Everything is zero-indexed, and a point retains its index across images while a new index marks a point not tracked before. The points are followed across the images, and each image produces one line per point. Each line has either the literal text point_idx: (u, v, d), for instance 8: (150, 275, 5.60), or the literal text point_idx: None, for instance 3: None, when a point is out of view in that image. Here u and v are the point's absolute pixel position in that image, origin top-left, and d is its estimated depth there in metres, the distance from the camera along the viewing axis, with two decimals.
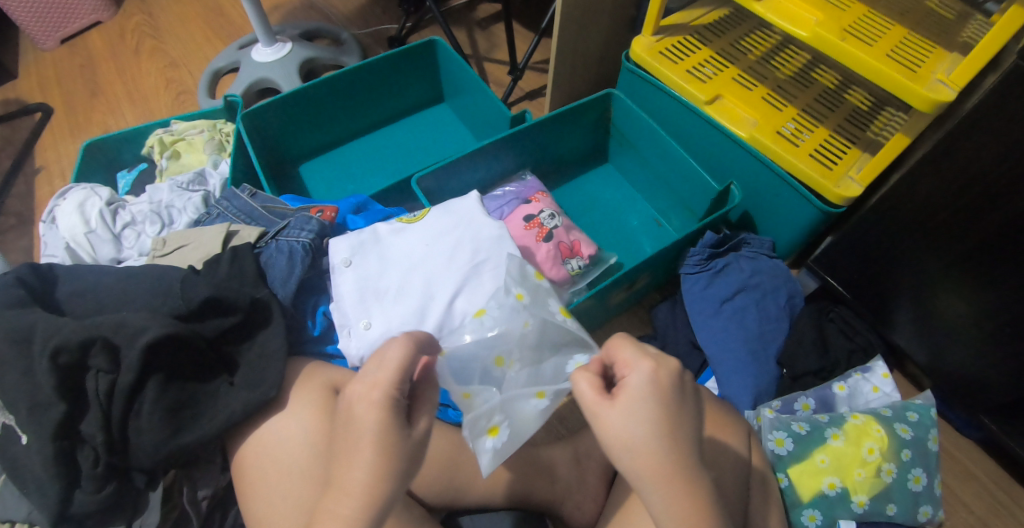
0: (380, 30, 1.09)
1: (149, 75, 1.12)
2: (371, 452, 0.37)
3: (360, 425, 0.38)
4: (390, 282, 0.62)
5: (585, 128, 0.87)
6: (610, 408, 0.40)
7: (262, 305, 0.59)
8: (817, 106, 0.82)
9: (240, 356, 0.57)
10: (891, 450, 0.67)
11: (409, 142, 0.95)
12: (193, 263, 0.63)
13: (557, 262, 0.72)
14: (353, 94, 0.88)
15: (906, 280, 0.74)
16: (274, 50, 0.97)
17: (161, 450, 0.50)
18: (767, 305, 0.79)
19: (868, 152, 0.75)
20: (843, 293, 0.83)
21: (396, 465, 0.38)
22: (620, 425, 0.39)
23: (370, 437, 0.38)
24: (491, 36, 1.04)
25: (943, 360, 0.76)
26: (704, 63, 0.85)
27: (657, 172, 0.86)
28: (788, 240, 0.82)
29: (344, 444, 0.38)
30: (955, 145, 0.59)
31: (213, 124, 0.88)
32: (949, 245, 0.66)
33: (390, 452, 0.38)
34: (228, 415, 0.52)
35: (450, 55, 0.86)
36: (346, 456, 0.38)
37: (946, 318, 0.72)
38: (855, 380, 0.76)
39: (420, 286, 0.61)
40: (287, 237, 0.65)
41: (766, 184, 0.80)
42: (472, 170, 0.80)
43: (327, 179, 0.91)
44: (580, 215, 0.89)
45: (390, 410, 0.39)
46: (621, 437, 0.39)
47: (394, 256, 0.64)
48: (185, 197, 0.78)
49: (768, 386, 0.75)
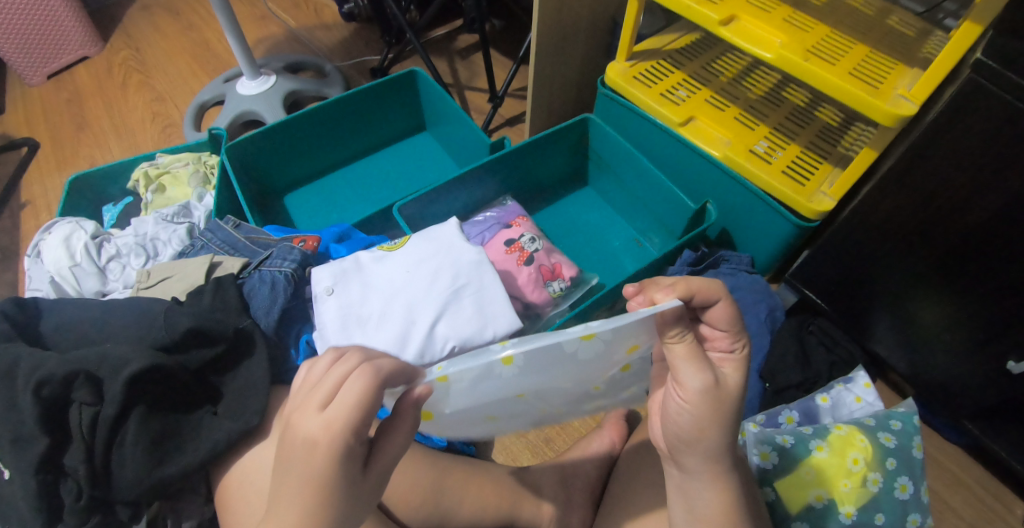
0: (363, 62, 1.11)
1: (136, 109, 1.13)
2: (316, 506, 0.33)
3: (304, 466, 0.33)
4: (371, 309, 0.63)
5: (564, 152, 0.89)
6: (708, 398, 0.43)
7: (244, 335, 0.60)
8: (787, 124, 0.84)
9: (223, 386, 0.58)
10: (876, 460, 0.68)
11: (393, 170, 0.96)
12: (176, 294, 0.64)
13: (539, 285, 0.73)
14: (336, 125, 0.90)
15: (882, 289, 0.75)
16: (258, 83, 0.99)
17: (141, 483, 0.50)
18: (748, 320, 0.80)
19: (838, 167, 0.77)
20: (821, 305, 0.85)
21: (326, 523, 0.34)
22: (710, 414, 0.43)
23: (313, 484, 0.33)
24: (472, 65, 1.07)
25: (923, 368, 0.78)
26: (677, 86, 0.88)
27: (635, 193, 0.88)
28: (766, 255, 0.84)
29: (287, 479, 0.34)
30: (918, 157, 0.61)
31: (198, 157, 0.89)
32: (922, 253, 0.68)
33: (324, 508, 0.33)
34: (212, 444, 0.53)
35: (430, 85, 0.89)
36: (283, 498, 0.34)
37: (923, 325, 0.73)
38: (837, 392, 0.77)
39: (400, 311, 0.62)
40: (269, 267, 0.66)
41: (742, 202, 0.82)
42: (453, 196, 0.81)
43: (312, 208, 0.92)
44: (561, 237, 0.91)
45: (334, 459, 0.33)
46: (705, 425, 0.43)
47: (375, 283, 0.65)
48: (170, 229, 0.79)
49: (753, 401, 0.76)
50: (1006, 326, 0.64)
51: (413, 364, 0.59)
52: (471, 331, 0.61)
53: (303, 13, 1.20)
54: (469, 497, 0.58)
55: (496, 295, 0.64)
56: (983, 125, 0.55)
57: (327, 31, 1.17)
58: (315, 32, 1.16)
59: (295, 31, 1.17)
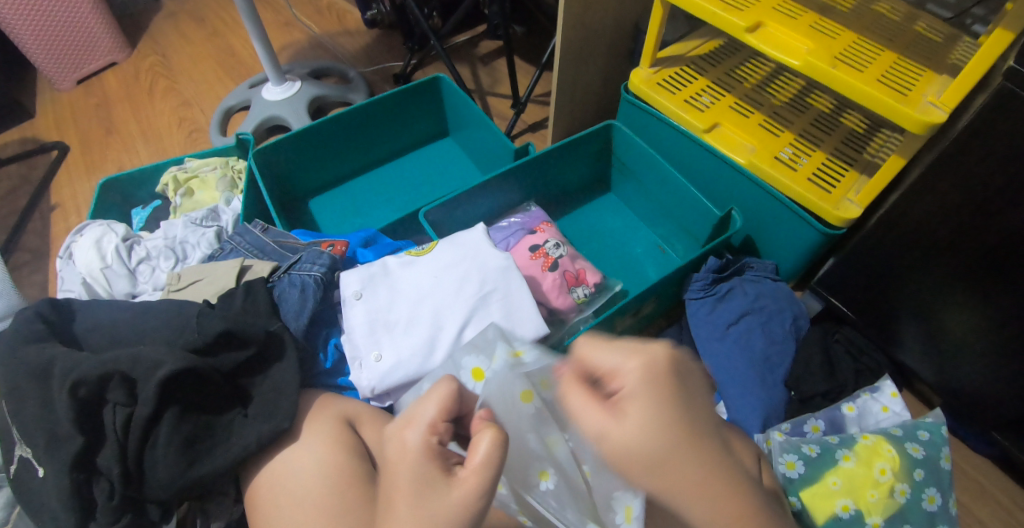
0: (385, 68, 1.12)
1: (163, 114, 1.15)
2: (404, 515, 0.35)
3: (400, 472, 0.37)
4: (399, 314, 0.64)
5: (588, 159, 0.89)
6: None
7: (275, 338, 0.60)
8: (812, 130, 0.84)
9: (253, 388, 0.59)
10: (903, 470, 0.67)
11: (416, 175, 0.97)
12: (207, 297, 0.65)
13: (563, 291, 0.73)
14: (361, 131, 0.91)
15: (909, 298, 0.75)
16: (284, 88, 1.01)
17: (176, 483, 0.51)
18: (773, 328, 0.78)
19: (865, 174, 0.77)
20: (846, 313, 0.84)
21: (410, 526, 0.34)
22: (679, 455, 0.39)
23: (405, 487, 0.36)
24: (494, 71, 1.07)
25: (952, 378, 0.76)
26: (701, 92, 0.88)
27: (657, 200, 0.87)
28: (791, 262, 0.83)
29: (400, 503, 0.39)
30: (945, 166, 0.61)
31: (225, 161, 0.90)
32: (951, 262, 0.67)
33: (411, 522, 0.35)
34: (242, 446, 0.53)
35: (455, 91, 0.89)
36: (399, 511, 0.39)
37: (951, 333, 0.72)
38: (863, 401, 0.76)
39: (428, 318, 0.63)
40: (299, 270, 0.66)
41: (767, 209, 0.81)
42: (478, 201, 0.81)
43: (337, 212, 0.93)
44: (585, 243, 0.90)
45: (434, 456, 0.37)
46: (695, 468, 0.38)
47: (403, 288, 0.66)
48: (198, 232, 0.80)
49: (777, 408, 0.75)
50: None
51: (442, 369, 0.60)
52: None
53: (327, 20, 1.22)
54: None
55: (523, 301, 0.64)
56: (1014, 132, 0.54)
57: (350, 37, 1.18)
58: (338, 38, 1.18)
59: (318, 37, 1.18)
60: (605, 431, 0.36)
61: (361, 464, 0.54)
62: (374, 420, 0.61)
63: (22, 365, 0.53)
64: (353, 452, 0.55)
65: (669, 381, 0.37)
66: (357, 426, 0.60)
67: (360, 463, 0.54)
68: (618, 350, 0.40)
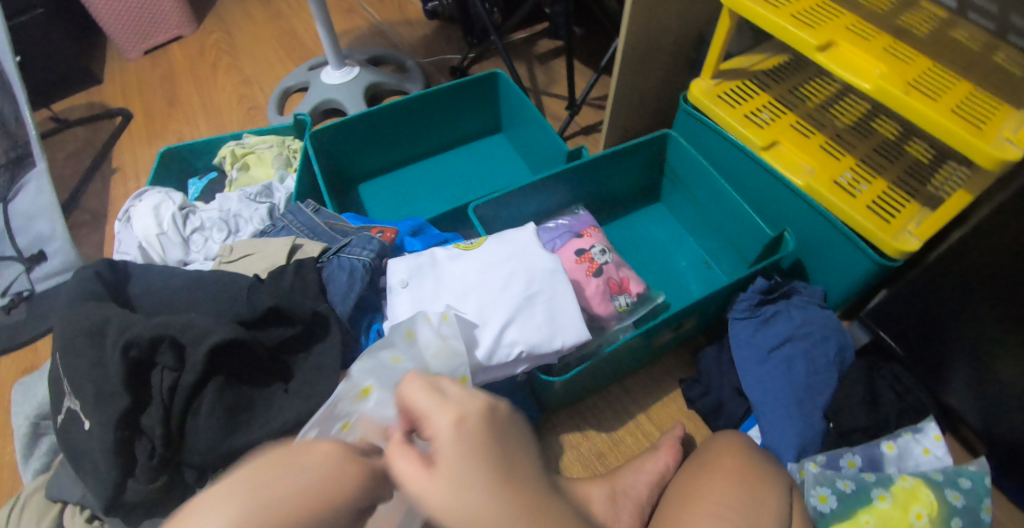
0: (442, 60, 1.12)
1: (224, 89, 1.18)
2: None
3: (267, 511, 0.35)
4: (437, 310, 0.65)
5: (640, 167, 0.87)
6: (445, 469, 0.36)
7: (320, 318, 0.61)
8: (874, 157, 0.82)
9: (295, 365, 0.60)
10: (941, 518, 0.64)
11: (465, 169, 0.97)
12: (258, 272, 0.67)
13: (606, 298, 0.72)
14: (415, 121, 0.92)
15: (964, 338, 0.72)
16: (343, 73, 1.02)
17: (215, 448, 0.52)
18: (818, 356, 0.75)
19: (927, 207, 0.75)
20: (895, 348, 0.81)
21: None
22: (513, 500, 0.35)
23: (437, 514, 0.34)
24: (550, 71, 1.07)
25: (1001, 428, 0.73)
26: (761, 108, 0.86)
27: (707, 214, 0.85)
28: (841, 291, 0.81)
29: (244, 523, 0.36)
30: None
31: (282, 140, 0.91)
32: (1015, 304, 0.64)
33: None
34: (280, 420, 0.55)
35: (512, 88, 0.89)
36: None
37: (1004, 381, 0.69)
38: (904, 441, 0.73)
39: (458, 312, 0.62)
40: (349, 254, 0.67)
41: (820, 234, 0.79)
42: (526, 201, 0.81)
43: (385, 199, 0.94)
44: (629, 251, 0.89)
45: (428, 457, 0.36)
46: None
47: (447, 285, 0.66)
48: (252, 207, 0.82)
49: (814, 439, 0.72)
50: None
51: (480, 364, 0.60)
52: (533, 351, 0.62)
53: (388, 8, 1.23)
54: None
55: (568, 305, 0.64)
56: None
57: (410, 27, 1.19)
58: (398, 27, 1.19)
59: (379, 25, 1.20)
60: (420, 491, 0.35)
61: None
62: None
63: (80, 321, 0.56)
64: None
65: (486, 432, 0.37)
66: None
67: None
68: (446, 396, 0.39)
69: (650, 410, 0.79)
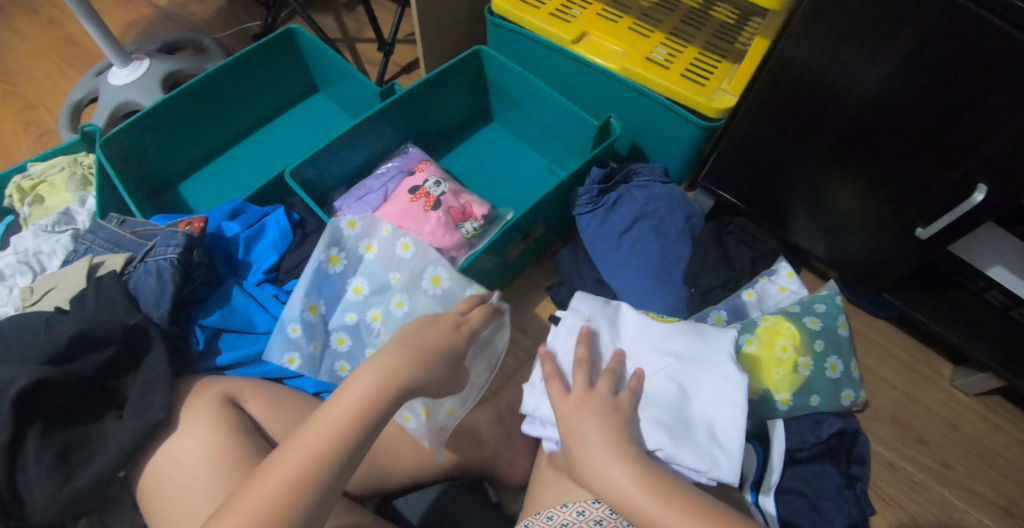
0: (244, 30, 1.05)
1: (5, 121, 1.03)
2: (302, 497, 0.39)
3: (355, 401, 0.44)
4: (332, 293, 0.66)
5: (462, 92, 0.85)
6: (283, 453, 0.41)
7: (137, 331, 0.55)
8: (682, 27, 0.83)
9: (127, 388, 0.54)
10: (803, 345, 0.73)
11: (292, 137, 0.93)
12: (60, 304, 0.57)
13: (450, 227, 0.73)
14: (218, 100, 0.85)
15: (796, 178, 0.74)
16: (131, 69, 0.91)
17: (54, 505, 0.45)
18: (666, 229, 0.78)
19: (736, 63, 0.77)
20: (736, 204, 0.84)
21: (355, 439, 0.43)
22: (321, 440, 0.42)
23: (372, 376, 0.46)
24: (359, 17, 1.01)
25: (842, 251, 0.79)
26: (567, 4, 0.83)
27: (539, 121, 0.85)
28: (677, 163, 0.83)
29: (314, 421, 0.43)
30: (808, 27, 0.57)
31: (72, 159, 0.81)
32: (821, 136, 0.66)
33: (326, 457, 0.41)
34: (118, 447, 0.49)
35: (311, 41, 0.84)
36: (266, 476, 0.40)
37: (837, 207, 0.73)
38: (762, 285, 0.80)
39: (373, 296, 0.66)
40: (154, 256, 0.61)
41: (645, 112, 0.80)
42: (352, 151, 0.78)
43: (212, 191, 0.88)
44: (471, 178, 0.88)
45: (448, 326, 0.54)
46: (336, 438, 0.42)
47: (346, 264, 0.66)
48: (52, 239, 0.71)
49: (680, 305, 0.75)
50: (916, 211, 0.66)
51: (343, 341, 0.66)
52: (706, 439, 0.56)
53: None
54: (406, 451, 0.62)
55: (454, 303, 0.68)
56: None
57: (200, 3, 1.08)
58: (188, 6, 1.08)
59: (166, 8, 1.08)
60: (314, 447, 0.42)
61: (248, 440, 0.53)
62: (259, 393, 0.59)
63: None
64: (238, 429, 0.53)
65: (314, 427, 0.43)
66: (242, 403, 0.58)
67: (246, 439, 0.53)
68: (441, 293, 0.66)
69: (528, 325, 0.82)
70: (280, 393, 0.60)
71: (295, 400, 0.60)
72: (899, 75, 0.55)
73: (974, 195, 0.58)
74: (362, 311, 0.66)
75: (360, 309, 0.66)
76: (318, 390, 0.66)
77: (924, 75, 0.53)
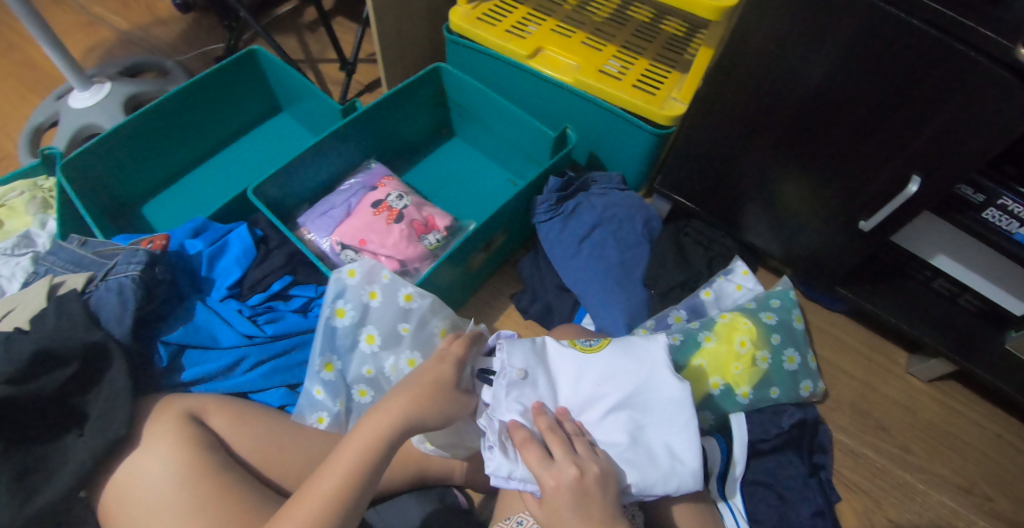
0: (208, 52, 1.06)
1: None
2: None
3: (357, 445, 0.49)
4: (345, 346, 0.67)
5: (423, 108, 0.88)
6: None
7: (98, 348, 0.55)
8: (633, 41, 0.86)
9: (88, 405, 0.53)
10: (760, 339, 0.76)
11: (257, 156, 0.94)
12: (20, 324, 0.57)
13: (414, 239, 0.75)
14: (181, 122, 0.85)
15: (744, 180, 0.78)
16: (92, 92, 0.92)
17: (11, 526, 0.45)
18: (624, 234, 0.82)
19: (685, 73, 0.81)
20: (691, 207, 0.88)
21: (345, 502, 0.46)
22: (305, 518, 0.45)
23: (357, 443, 0.49)
24: (322, 38, 1.03)
25: (794, 249, 0.82)
26: (523, 20, 0.87)
27: (499, 134, 0.87)
28: (634, 170, 0.87)
29: (299, 500, 0.46)
30: (746, 35, 0.61)
31: (32, 182, 0.81)
32: (765, 138, 0.70)
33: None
34: (77, 465, 0.48)
35: (273, 61, 0.86)
36: None
37: (786, 206, 0.77)
38: (719, 284, 0.83)
39: (386, 346, 0.67)
40: (115, 274, 0.62)
41: (601, 122, 0.83)
42: (315, 167, 0.80)
43: (177, 212, 0.88)
44: (435, 191, 0.90)
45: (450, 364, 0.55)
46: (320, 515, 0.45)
47: (353, 313, 0.66)
48: (11, 262, 0.71)
49: (640, 307, 0.79)
50: (858, 205, 0.69)
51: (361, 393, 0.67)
52: (666, 458, 0.52)
53: (135, 11, 1.11)
54: None
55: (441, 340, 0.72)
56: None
57: (163, 26, 1.09)
58: (151, 29, 1.09)
59: (128, 32, 1.08)
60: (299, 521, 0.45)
61: (211, 455, 0.53)
62: (223, 408, 0.59)
63: None
64: (202, 444, 0.53)
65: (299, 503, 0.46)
66: (204, 419, 0.58)
67: (209, 453, 0.53)
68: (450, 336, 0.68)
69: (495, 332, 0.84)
70: (243, 408, 0.60)
71: (258, 414, 0.61)
72: (831, 76, 0.59)
73: (910, 186, 0.62)
74: (377, 359, 0.67)
75: (373, 358, 0.67)
76: (283, 403, 0.68)
77: (858, 73, 0.57)
